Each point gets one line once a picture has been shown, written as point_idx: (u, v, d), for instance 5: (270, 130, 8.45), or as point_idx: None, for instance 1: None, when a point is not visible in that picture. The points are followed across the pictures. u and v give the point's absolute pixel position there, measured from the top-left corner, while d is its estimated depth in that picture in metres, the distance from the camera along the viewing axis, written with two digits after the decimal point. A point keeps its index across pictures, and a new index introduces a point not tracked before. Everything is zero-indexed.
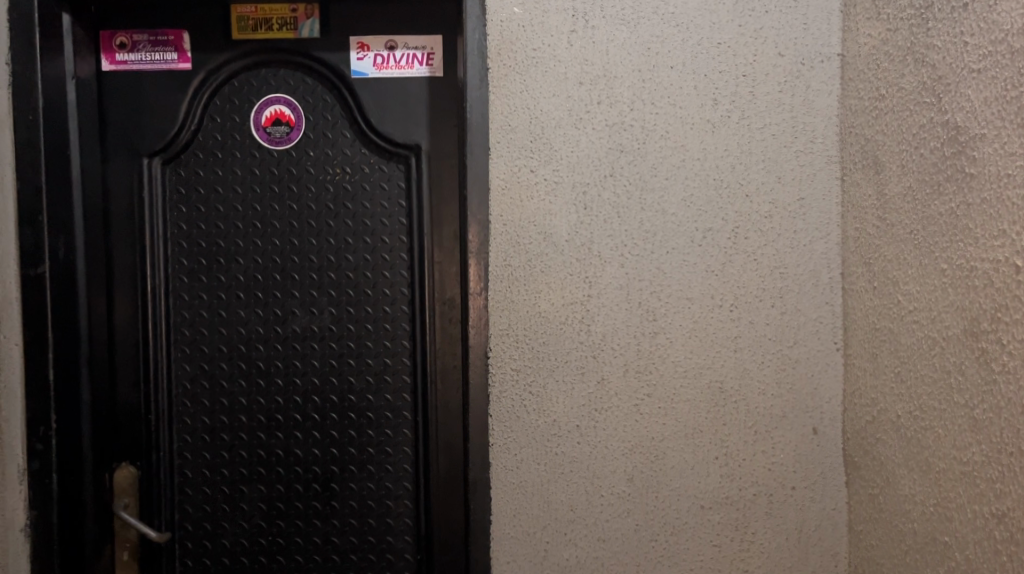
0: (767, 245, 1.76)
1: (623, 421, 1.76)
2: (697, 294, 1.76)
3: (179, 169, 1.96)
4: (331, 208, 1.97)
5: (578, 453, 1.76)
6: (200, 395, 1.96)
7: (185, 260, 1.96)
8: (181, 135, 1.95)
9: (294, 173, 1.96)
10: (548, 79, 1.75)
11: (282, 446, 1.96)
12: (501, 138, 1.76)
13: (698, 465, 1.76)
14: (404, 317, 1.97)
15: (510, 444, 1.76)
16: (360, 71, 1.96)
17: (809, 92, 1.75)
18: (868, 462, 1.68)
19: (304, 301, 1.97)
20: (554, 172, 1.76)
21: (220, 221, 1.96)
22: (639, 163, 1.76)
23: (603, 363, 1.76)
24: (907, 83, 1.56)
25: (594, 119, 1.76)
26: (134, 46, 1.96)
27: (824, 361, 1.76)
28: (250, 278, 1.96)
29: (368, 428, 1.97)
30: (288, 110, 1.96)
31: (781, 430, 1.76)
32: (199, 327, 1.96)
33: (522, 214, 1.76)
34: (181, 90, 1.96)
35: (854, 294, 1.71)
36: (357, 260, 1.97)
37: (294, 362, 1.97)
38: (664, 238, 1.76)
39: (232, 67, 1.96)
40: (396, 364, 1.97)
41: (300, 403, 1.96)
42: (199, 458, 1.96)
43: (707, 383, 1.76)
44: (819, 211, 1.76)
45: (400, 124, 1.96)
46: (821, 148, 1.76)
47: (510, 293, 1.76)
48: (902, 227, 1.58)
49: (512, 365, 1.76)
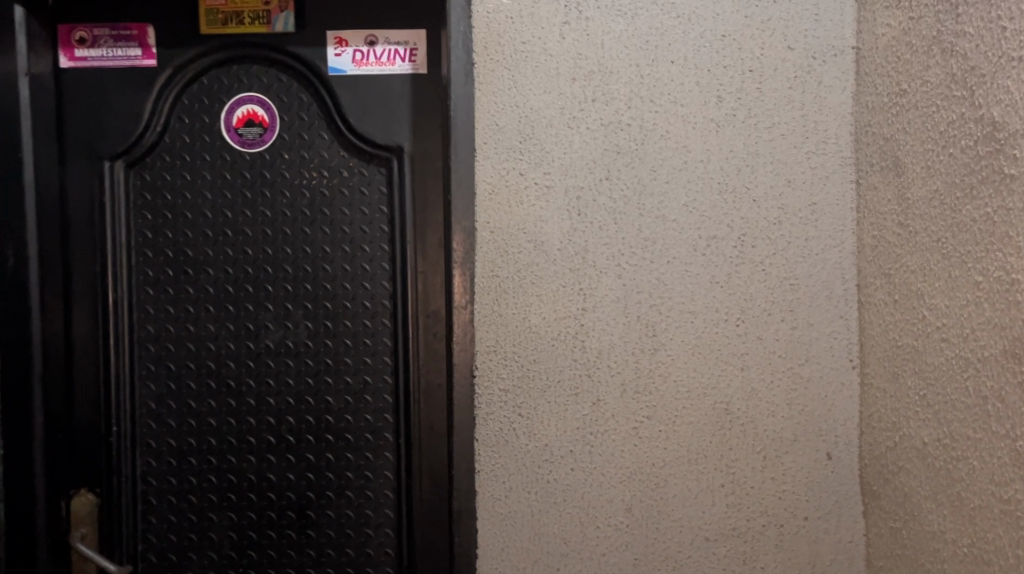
0: (776, 254, 1.62)
1: (621, 446, 1.62)
2: (700, 308, 1.63)
3: (143, 173, 1.82)
4: (307, 215, 1.83)
5: (571, 481, 1.63)
6: (166, 416, 1.82)
7: (150, 271, 1.82)
8: (145, 137, 1.82)
9: (267, 177, 1.83)
10: (538, 75, 1.63)
11: (254, 471, 1.82)
12: (487, 139, 1.63)
13: (702, 493, 1.62)
14: (386, 330, 1.83)
15: (497, 471, 1.63)
16: (337, 68, 1.82)
17: (820, 88, 1.62)
18: (888, 491, 1.54)
19: (278, 314, 1.83)
20: (546, 175, 1.63)
21: (187, 229, 1.82)
22: (637, 165, 1.62)
23: (599, 382, 1.63)
24: (933, 76, 1.43)
25: (588, 117, 1.62)
26: (94, 41, 1.82)
27: (839, 380, 1.62)
28: (220, 291, 1.83)
29: (347, 451, 1.82)
30: (260, 110, 1.83)
31: (793, 454, 1.62)
32: (165, 343, 1.82)
33: (511, 220, 1.63)
34: (145, 89, 1.82)
35: (871, 308, 1.58)
36: (335, 270, 1.83)
37: (268, 381, 1.82)
38: (665, 246, 1.63)
39: (201, 64, 1.82)
40: (377, 382, 1.83)
41: (274, 424, 1.82)
42: (165, 484, 1.82)
43: (712, 405, 1.63)
44: (833, 217, 1.62)
45: (381, 125, 1.82)
46: (834, 149, 1.62)
47: (498, 307, 1.63)
48: (928, 235, 1.44)
49: (501, 385, 1.63)
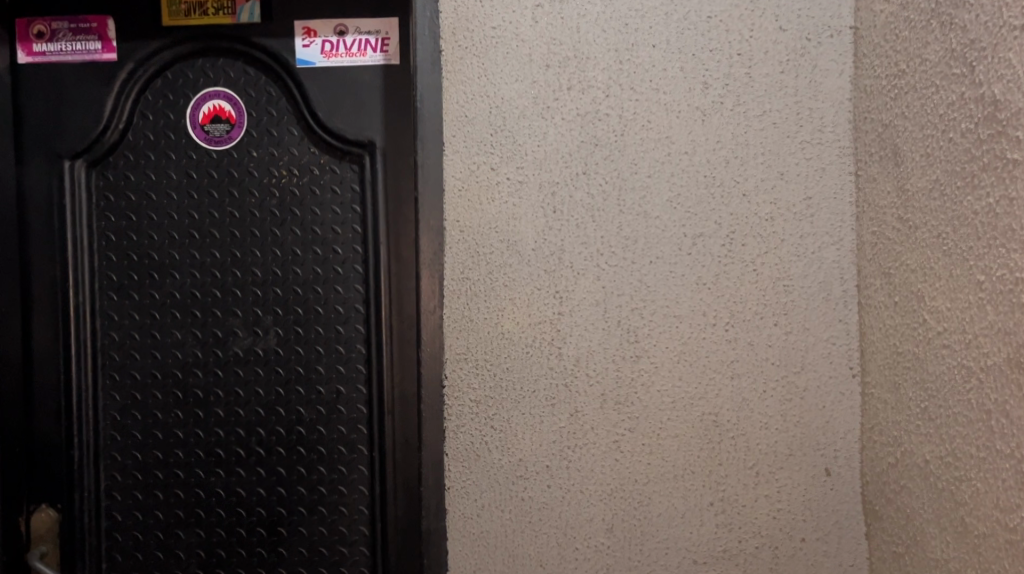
0: (767, 253, 1.50)
1: (600, 461, 1.51)
2: (686, 311, 1.50)
3: (106, 173, 1.65)
4: (276, 215, 1.65)
5: (547, 499, 1.51)
6: (131, 427, 1.66)
7: (114, 275, 1.65)
8: (107, 135, 1.65)
9: (235, 175, 1.65)
10: (510, 63, 1.51)
11: (223, 485, 1.65)
12: (456, 131, 1.52)
13: (690, 513, 1.50)
14: (359, 337, 1.65)
15: (468, 488, 1.52)
16: (305, 60, 1.64)
17: (815, 72, 1.49)
18: (891, 514, 1.41)
19: (247, 320, 1.65)
20: (519, 170, 1.51)
21: (153, 231, 1.65)
22: (616, 158, 1.51)
23: (576, 392, 1.51)
24: (933, 53, 1.30)
25: (563, 107, 1.51)
26: (53, 35, 1.65)
27: (838, 389, 1.49)
28: (187, 295, 1.65)
29: (320, 465, 1.65)
30: (228, 106, 1.65)
31: (788, 471, 1.49)
32: (130, 351, 1.65)
33: (481, 219, 1.51)
34: (106, 85, 1.65)
35: (872, 311, 1.44)
36: (306, 273, 1.65)
37: (237, 391, 1.65)
38: (648, 245, 1.50)
39: (165, 57, 1.65)
40: (350, 393, 1.65)
41: (243, 436, 1.65)
42: (130, 500, 1.66)
43: (699, 417, 1.50)
44: (831, 211, 1.49)
45: (352, 118, 1.64)
46: (831, 138, 1.49)
47: (468, 311, 1.52)
48: (929, 231, 1.31)
49: (472, 396, 1.52)
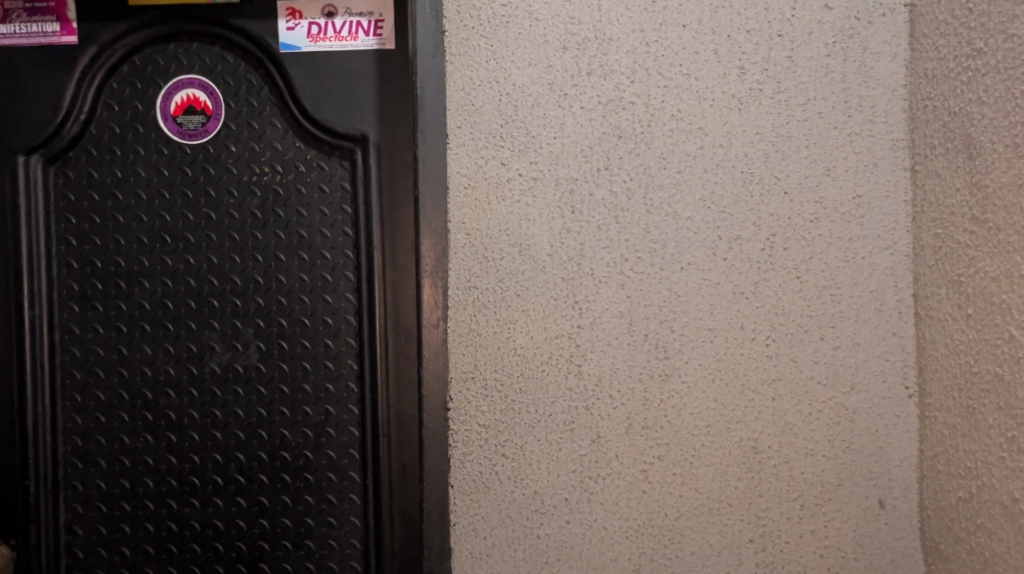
0: (812, 259, 1.33)
1: (626, 493, 1.34)
2: (721, 324, 1.34)
3: (66, 170, 1.46)
4: (258, 217, 1.46)
5: (566, 537, 1.34)
6: (95, 454, 1.46)
7: (75, 284, 1.46)
8: (67, 127, 1.46)
9: (211, 173, 1.47)
10: (522, 44, 1.34)
11: (199, 517, 1.46)
12: (461, 122, 1.35)
13: (726, 551, 1.33)
14: (351, 351, 1.46)
15: (476, 524, 1.34)
16: (290, 45, 1.46)
17: (866, 56, 1.33)
18: (960, 553, 1.25)
19: (224, 334, 1.46)
20: (532, 164, 1.34)
21: (119, 235, 1.46)
22: (642, 151, 1.34)
23: (598, 416, 1.34)
24: (1022, 28, 1.15)
25: (583, 94, 1.34)
26: (6, 15, 1.46)
27: (892, 411, 1.33)
28: (157, 307, 1.46)
29: (306, 494, 1.46)
30: (203, 96, 1.46)
31: (836, 503, 1.33)
32: (93, 369, 1.46)
33: (490, 220, 1.34)
34: (66, 71, 1.46)
35: (935, 324, 1.29)
36: (290, 281, 1.46)
37: (213, 413, 1.46)
38: (678, 249, 1.34)
39: (133, 41, 1.46)
40: (340, 414, 1.46)
41: (221, 463, 1.46)
42: (93, 535, 1.46)
43: (737, 442, 1.34)
44: (883, 212, 1.33)
45: (343, 108, 1.46)
46: (884, 129, 1.33)
47: (476, 325, 1.34)
48: (1017, 232, 1.16)
49: (480, 421, 1.34)
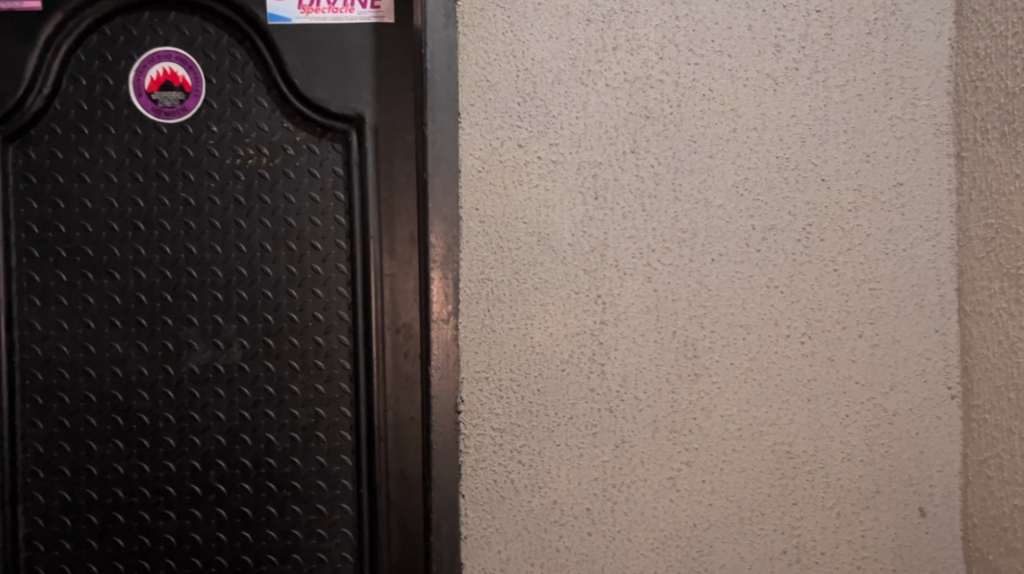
0: (851, 250, 1.25)
1: (652, 502, 1.24)
2: (754, 321, 1.25)
3: (27, 148, 1.32)
4: (242, 203, 1.33)
5: (587, 550, 1.23)
6: (58, 463, 1.31)
7: (37, 276, 1.32)
8: (29, 102, 1.31)
9: (190, 154, 1.33)
10: (543, 16, 1.24)
11: (174, 531, 1.32)
12: (474, 99, 1.23)
13: (759, 564, 1.24)
14: (344, 350, 1.33)
15: (490, 537, 1.23)
16: (279, 16, 1.33)
17: (908, 34, 1.25)
18: (1011, 564, 1.18)
19: (204, 331, 1.33)
20: (552, 147, 1.23)
21: (86, 221, 1.32)
22: (670, 134, 1.24)
23: (623, 419, 1.24)
24: None
25: (607, 71, 1.24)
26: None
27: (932, 413, 1.25)
28: (128, 301, 1.32)
29: (293, 504, 1.32)
30: (181, 71, 1.33)
31: (874, 511, 1.25)
32: (56, 370, 1.31)
33: (506, 207, 1.23)
34: (28, 41, 1.31)
35: (986, 320, 1.21)
36: (277, 273, 1.33)
37: (191, 417, 1.32)
38: (708, 239, 1.24)
39: (103, 8, 1.32)
40: (332, 417, 1.33)
41: (199, 471, 1.32)
42: (55, 553, 1.31)
43: (771, 447, 1.25)
44: (925, 201, 1.25)
45: (337, 86, 1.34)
46: (926, 114, 1.25)
47: (490, 320, 1.23)
48: None
49: (495, 424, 1.23)
